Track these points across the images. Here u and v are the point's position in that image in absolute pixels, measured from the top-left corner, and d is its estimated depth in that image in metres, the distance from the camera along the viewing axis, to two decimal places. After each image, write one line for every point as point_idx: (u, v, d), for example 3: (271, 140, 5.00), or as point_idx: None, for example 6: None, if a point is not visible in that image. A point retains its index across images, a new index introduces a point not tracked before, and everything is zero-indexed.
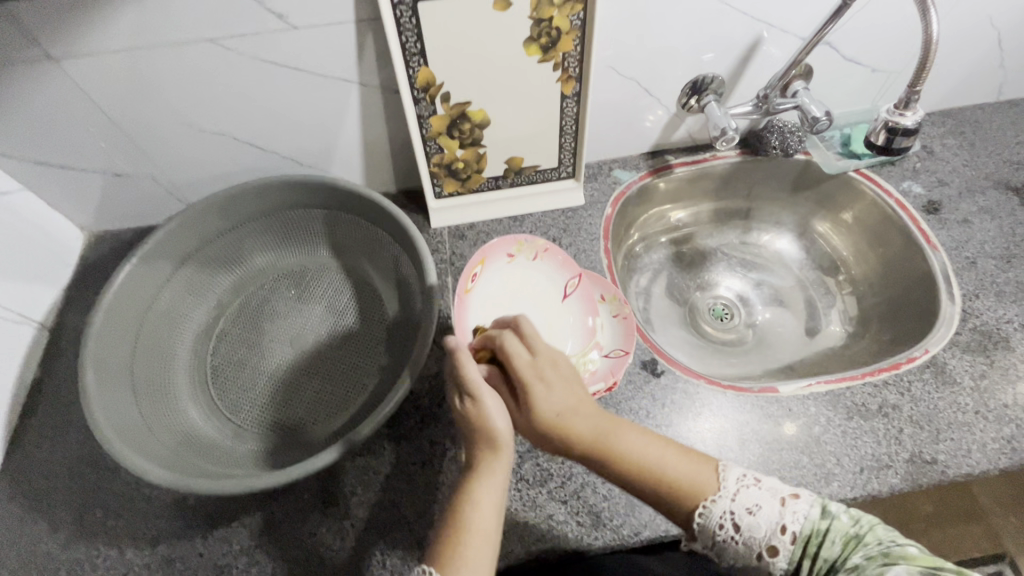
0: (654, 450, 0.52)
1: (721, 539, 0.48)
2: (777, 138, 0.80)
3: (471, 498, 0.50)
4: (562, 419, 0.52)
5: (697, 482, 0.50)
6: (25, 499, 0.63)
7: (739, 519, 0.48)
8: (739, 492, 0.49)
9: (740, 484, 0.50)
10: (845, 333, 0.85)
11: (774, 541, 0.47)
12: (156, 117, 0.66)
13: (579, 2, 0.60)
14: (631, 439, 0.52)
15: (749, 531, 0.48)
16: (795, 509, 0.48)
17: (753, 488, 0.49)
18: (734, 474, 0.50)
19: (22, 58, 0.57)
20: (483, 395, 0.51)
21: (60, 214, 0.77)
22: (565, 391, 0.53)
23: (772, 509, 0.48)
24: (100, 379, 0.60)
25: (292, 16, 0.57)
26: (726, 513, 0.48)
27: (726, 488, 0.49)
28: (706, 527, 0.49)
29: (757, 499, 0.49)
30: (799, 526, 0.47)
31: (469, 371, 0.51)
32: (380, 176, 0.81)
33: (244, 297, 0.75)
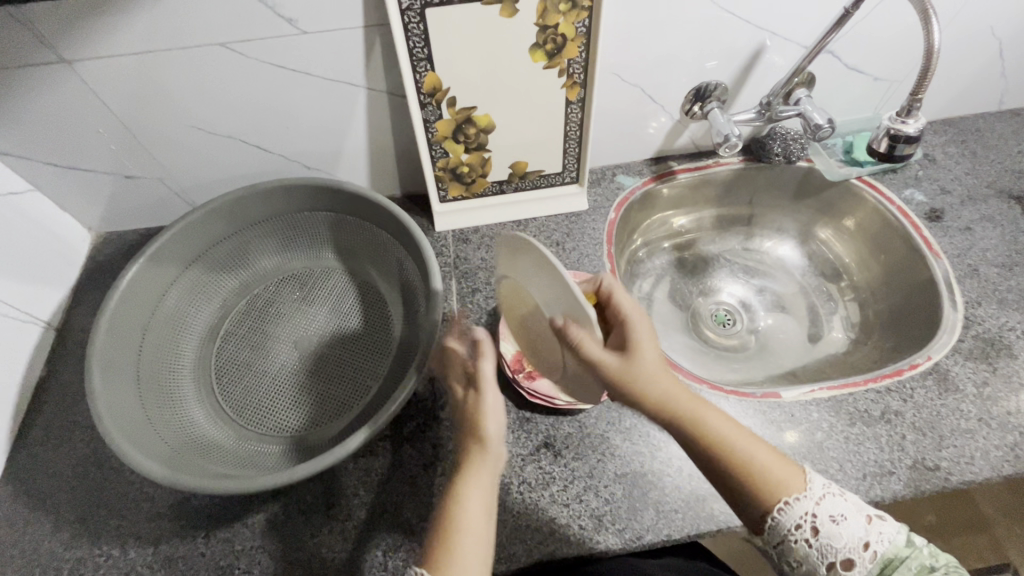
0: (742, 437, 0.52)
1: (793, 539, 0.49)
2: (780, 145, 0.82)
3: (460, 498, 0.50)
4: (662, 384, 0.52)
5: (780, 480, 0.50)
6: (28, 497, 0.63)
7: (820, 524, 0.48)
8: (825, 498, 0.49)
9: (827, 492, 0.50)
10: (847, 340, 0.85)
11: (853, 555, 0.48)
12: (165, 119, 0.67)
13: (584, 9, 0.61)
14: (720, 421, 0.52)
15: (827, 539, 0.48)
16: (880, 530, 0.49)
17: (839, 498, 0.50)
18: (820, 481, 0.51)
19: (37, 61, 0.58)
20: (487, 391, 0.53)
21: (68, 214, 0.77)
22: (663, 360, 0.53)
23: (858, 523, 0.49)
24: (105, 379, 0.60)
25: (301, 21, 0.58)
26: (808, 515, 0.49)
27: (812, 489, 0.50)
28: (782, 525, 0.49)
29: (842, 510, 0.49)
30: (882, 546, 0.48)
31: (483, 365, 0.54)
32: (385, 179, 0.81)
33: (249, 299, 0.76)
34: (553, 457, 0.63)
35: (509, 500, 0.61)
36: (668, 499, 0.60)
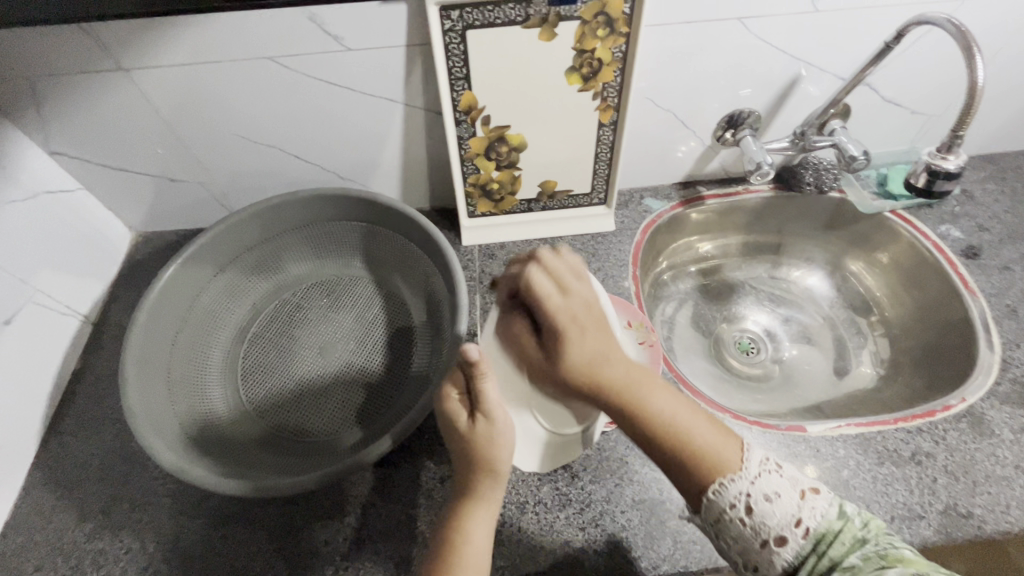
0: (681, 415, 0.47)
1: (731, 519, 0.46)
2: (812, 174, 0.82)
3: (469, 527, 0.47)
4: (591, 370, 0.47)
5: (716, 457, 0.46)
6: (56, 486, 0.65)
7: (754, 503, 0.45)
8: (761, 476, 0.46)
9: (763, 468, 0.47)
10: (876, 375, 0.82)
11: (784, 532, 0.45)
12: (210, 127, 0.69)
13: (622, 35, 0.62)
14: (665, 399, 0.47)
15: (761, 517, 0.45)
16: (813, 505, 0.46)
17: (774, 474, 0.47)
18: (758, 455, 0.47)
19: (96, 67, 0.61)
20: (498, 417, 0.48)
21: (111, 213, 0.80)
22: (592, 350, 0.47)
23: (791, 500, 0.46)
24: (138, 375, 0.62)
25: (347, 39, 0.60)
26: (739, 495, 0.45)
27: (746, 469, 0.46)
28: (715, 506, 0.46)
29: (777, 487, 0.46)
30: (814, 521, 0.45)
31: (489, 386, 0.48)
32: (416, 192, 0.83)
33: (278, 303, 0.78)
34: (570, 478, 0.63)
35: (524, 520, 0.60)
36: (686, 530, 0.59)
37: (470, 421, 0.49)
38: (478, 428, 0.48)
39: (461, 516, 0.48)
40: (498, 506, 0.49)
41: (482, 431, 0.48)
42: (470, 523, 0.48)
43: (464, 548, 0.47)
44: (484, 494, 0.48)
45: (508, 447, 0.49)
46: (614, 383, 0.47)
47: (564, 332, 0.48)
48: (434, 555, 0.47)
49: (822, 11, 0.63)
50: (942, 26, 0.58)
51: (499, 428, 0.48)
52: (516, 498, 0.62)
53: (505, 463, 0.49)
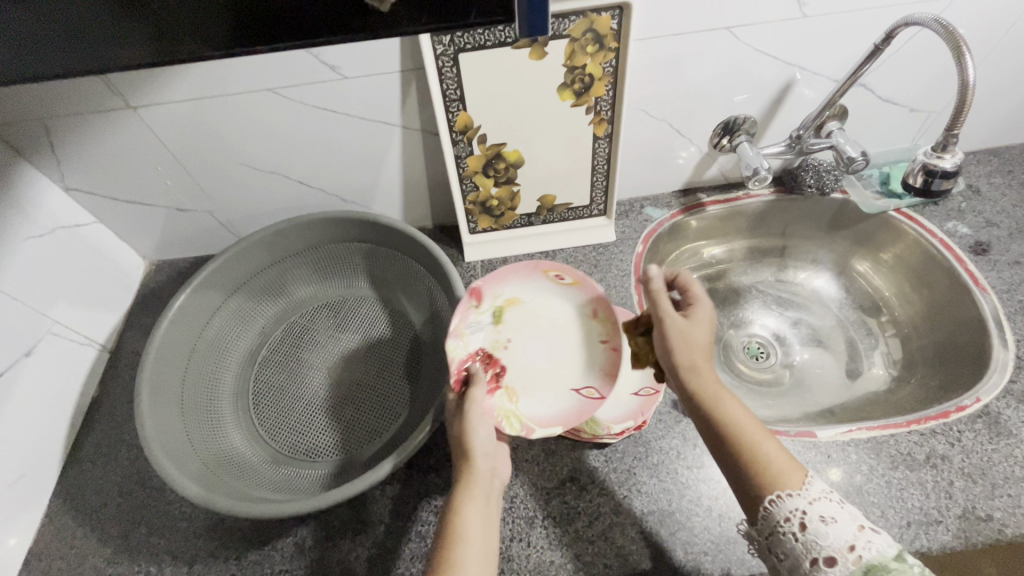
0: (752, 427, 0.52)
1: (783, 533, 0.48)
2: (812, 176, 0.80)
3: (457, 509, 0.52)
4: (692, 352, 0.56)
5: (780, 473, 0.50)
6: (77, 512, 0.67)
7: (808, 521, 0.47)
8: (821, 500, 0.48)
9: (823, 494, 0.48)
10: (889, 377, 0.81)
11: (835, 553, 0.45)
12: (216, 158, 0.72)
13: (611, 50, 0.63)
14: (740, 409, 0.54)
15: (813, 536, 0.46)
16: (871, 539, 0.46)
17: (836, 504, 0.48)
18: (822, 485, 0.49)
19: (107, 106, 0.63)
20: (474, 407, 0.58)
21: (125, 244, 0.83)
22: (703, 338, 0.57)
23: (847, 528, 0.46)
24: (153, 402, 0.64)
25: (343, 68, 0.62)
26: (795, 511, 0.48)
27: (808, 490, 0.48)
28: (770, 517, 0.49)
29: (835, 515, 0.47)
30: (868, 553, 0.45)
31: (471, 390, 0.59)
32: (418, 211, 0.84)
33: (287, 325, 0.79)
34: (578, 491, 0.63)
35: (533, 535, 0.60)
36: (697, 540, 0.59)
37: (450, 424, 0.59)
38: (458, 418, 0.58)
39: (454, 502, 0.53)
40: (482, 494, 0.54)
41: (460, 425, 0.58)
42: (459, 504, 0.52)
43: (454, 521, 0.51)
44: (469, 478, 0.54)
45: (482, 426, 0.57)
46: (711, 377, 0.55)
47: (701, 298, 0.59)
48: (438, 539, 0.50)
49: (811, 16, 0.64)
50: (930, 26, 0.58)
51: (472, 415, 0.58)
52: (524, 512, 0.61)
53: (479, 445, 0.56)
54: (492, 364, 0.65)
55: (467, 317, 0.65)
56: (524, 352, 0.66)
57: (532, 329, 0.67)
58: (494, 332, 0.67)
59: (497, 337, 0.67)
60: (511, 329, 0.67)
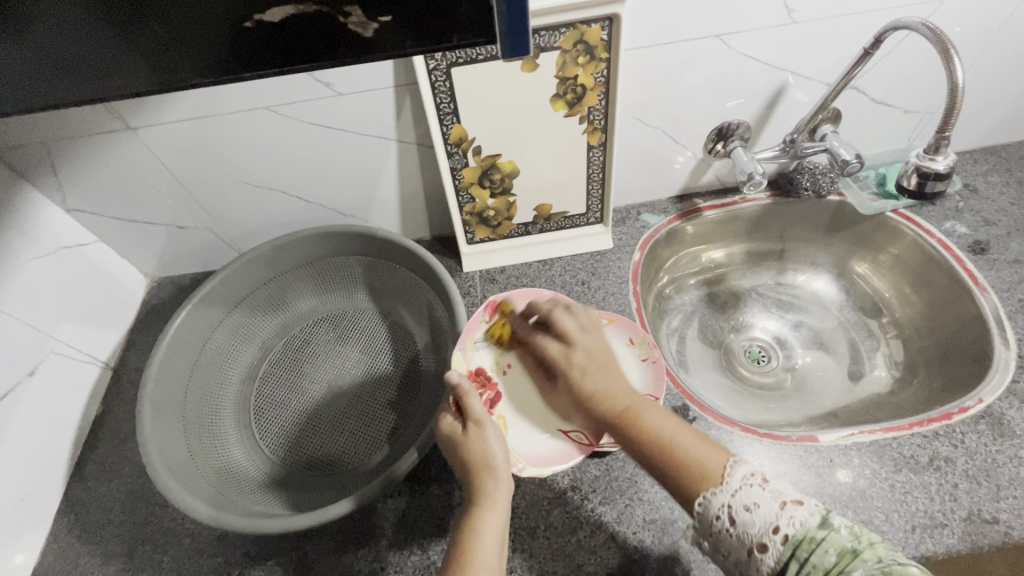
0: (671, 429, 0.50)
1: (717, 532, 0.44)
2: (808, 179, 0.80)
3: (477, 522, 0.50)
4: (595, 395, 0.56)
5: (705, 465, 0.47)
6: (81, 531, 0.67)
7: (736, 515, 0.43)
8: (741, 489, 0.44)
9: (744, 483, 0.44)
10: (892, 379, 0.81)
11: (765, 540, 0.42)
12: (215, 176, 0.73)
13: (602, 61, 0.63)
14: (656, 413, 0.52)
15: (743, 527, 0.43)
16: (794, 514, 0.42)
17: (757, 487, 0.44)
18: (741, 473, 0.45)
19: (106, 128, 0.64)
20: (487, 423, 0.55)
21: (127, 261, 0.84)
22: (602, 374, 0.57)
23: (769, 509, 0.43)
24: (155, 419, 0.64)
25: (338, 85, 0.63)
26: (722, 507, 0.44)
27: (727, 483, 0.45)
28: (704, 519, 0.45)
29: (755, 499, 0.43)
30: (793, 530, 0.41)
31: (473, 401, 0.55)
32: (416, 222, 0.85)
33: (287, 339, 0.80)
34: (581, 500, 0.62)
35: (535, 546, 0.60)
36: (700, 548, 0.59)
37: (459, 435, 0.55)
38: (471, 436, 0.54)
39: (470, 514, 0.51)
40: (502, 501, 0.52)
41: (473, 438, 0.54)
42: (478, 516, 0.50)
43: (473, 544, 0.48)
44: (487, 490, 0.52)
45: (497, 446, 0.54)
46: (617, 405, 0.54)
47: (567, 331, 0.61)
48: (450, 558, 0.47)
49: (801, 22, 0.64)
50: (917, 29, 0.59)
51: (487, 432, 0.54)
52: (526, 524, 0.61)
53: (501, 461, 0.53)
54: (486, 386, 0.68)
55: (475, 334, 0.69)
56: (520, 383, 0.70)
57: (531, 361, 0.71)
58: (495, 356, 0.71)
59: (497, 362, 0.70)
60: (512, 355, 0.71)
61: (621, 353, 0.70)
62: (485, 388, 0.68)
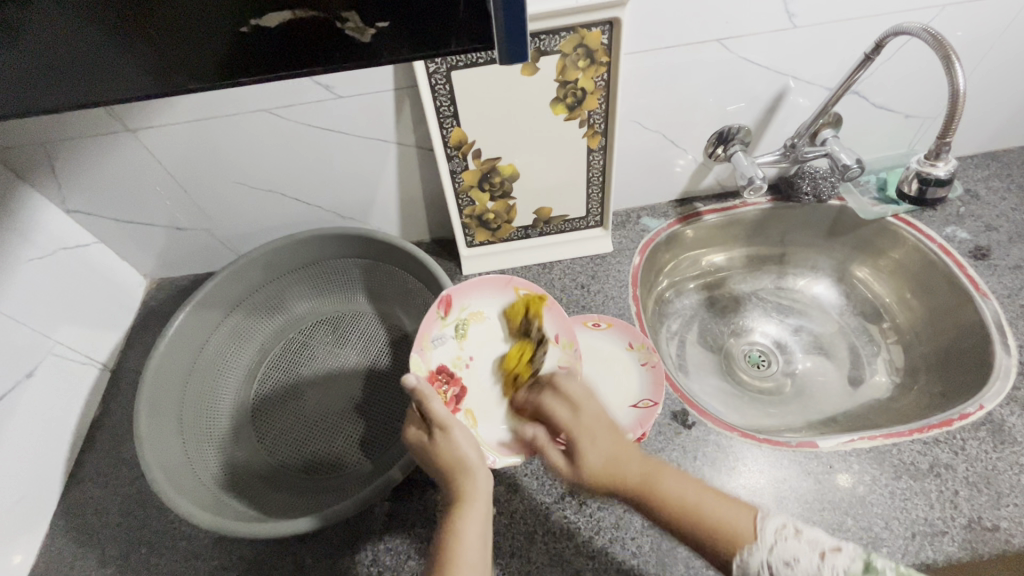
0: (692, 492, 0.49)
1: None
2: (808, 184, 0.80)
3: (458, 527, 0.49)
4: (607, 472, 0.52)
5: (733, 525, 0.46)
6: (77, 532, 0.67)
7: (775, 573, 0.43)
8: (776, 544, 0.44)
9: (777, 536, 0.44)
10: (892, 385, 0.80)
11: None
12: (214, 178, 0.73)
13: (602, 65, 0.63)
14: (678, 481, 0.50)
15: None
16: (835, 564, 0.42)
17: (792, 539, 0.44)
18: (772, 526, 0.45)
19: (106, 130, 0.64)
20: (453, 426, 0.53)
21: (126, 263, 0.84)
22: (611, 443, 0.54)
23: (811, 562, 0.42)
24: (152, 422, 0.64)
25: (337, 87, 0.63)
26: (763, 565, 0.43)
27: (762, 539, 0.44)
28: None
29: (794, 553, 0.43)
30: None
31: (435, 406, 0.53)
32: (416, 225, 0.85)
33: (285, 341, 0.80)
34: (578, 505, 0.62)
35: (533, 551, 0.60)
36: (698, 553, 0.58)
37: (429, 441, 0.53)
38: (439, 441, 0.53)
39: (451, 518, 0.50)
40: (483, 503, 0.51)
41: (441, 443, 0.53)
42: (458, 523, 0.49)
43: (453, 548, 0.48)
44: (465, 493, 0.51)
45: (467, 445, 0.53)
46: (634, 476, 0.51)
47: (573, 399, 0.58)
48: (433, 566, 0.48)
49: (801, 27, 0.64)
50: (919, 35, 0.58)
51: (455, 434, 0.53)
52: (524, 528, 0.61)
53: (474, 460, 0.52)
54: (451, 381, 0.65)
55: (432, 330, 0.66)
56: (487, 374, 0.67)
57: (495, 346, 0.69)
58: (457, 348, 0.67)
59: (461, 354, 0.67)
60: (475, 346, 0.68)
61: (620, 356, 0.70)
62: (449, 384, 0.65)
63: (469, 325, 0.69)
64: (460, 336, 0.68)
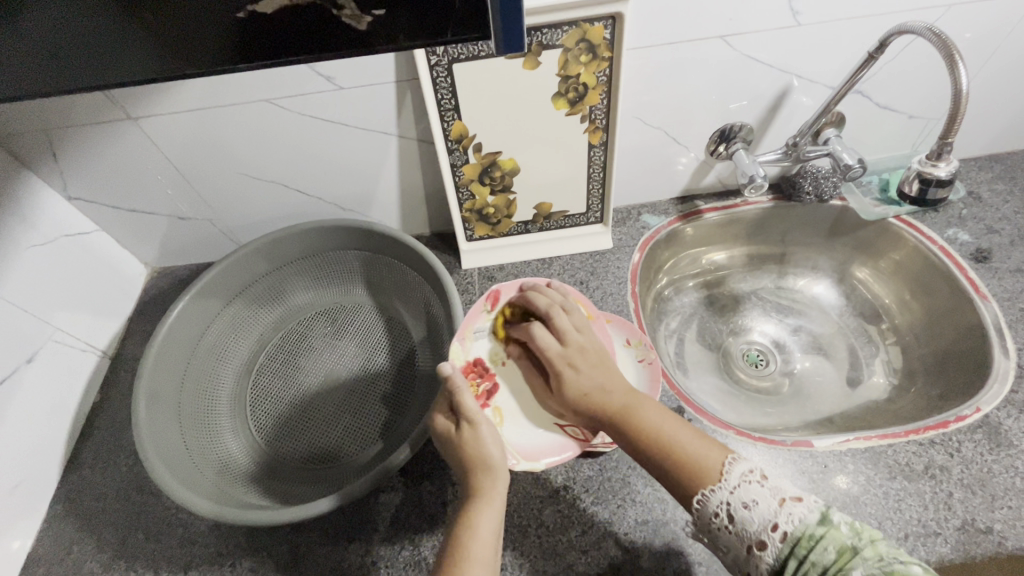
0: (669, 424, 0.52)
1: (716, 528, 0.46)
2: (810, 183, 0.80)
3: (472, 521, 0.49)
4: (586, 396, 0.56)
5: (702, 462, 0.49)
6: (75, 517, 0.67)
7: (734, 511, 0.45)
8: (739, 487, 0.46)
9: (742, 479, 0.47)
10: (890, 386, 0.80)
11: (763, 537, 0.43)
12: (216, 168, 0.73)
13: (605, 60, 0.63)
14: (657, 413, 0.53)
15: (742, 523, 0.45)
16: (792, 511, 0.44)
17: (755, 485, 0.46)
18: (739, 469, 0.47)
19: (108, 118, 0.64)
20: (481, 421, 0.54)
21: (127, 251, 0.84)
22: (596, 375, 0.57)
23: (768, 506, 0.45)
24: (150, 410, 0.64)
25: (339, 79, 0.63)
26: (721, 504, 0.46)
27: (726, 480, 0.47)
28: (703, 515, 0.47)
29: (754, 496, 0.45)
30: (792, 526, 0.43)
31: (466, 398, 0.55)
32: (416, 218, 0.85)
33: (284, 332, 0.80)
34: (572, 500, 0.62)
35: (526, 544, 0.60)
36: (690, 550, 0.58)
37: (455, 435, 0.54)
38: (465, 435, 0.53)
39: (467, 513, 0.50)
40: (499, 502, 0.51)
41: (468, 437, 0.53)
42: (474, 517, 0.49)
43: (466, 538, 0.48)
44: (483, 489, 0.51)
45: (494, 443, 0.53)
46: (614, 404, 0.55)
47: (563, 330, 0.60)
48: (443, 553, 0.48)
49: (805, 24, 0.64)
50: (922, 34, 0.58)
51: (482, 430, 0.53)
52: (518, 522, 0.61)
53: (497, 457, 0.53)
54: (484, 375, 0.65)
55: (475, 323, 0.67)
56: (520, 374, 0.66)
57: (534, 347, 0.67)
58: (495, 343, 0.67)
59: (498, 350, 0.67)
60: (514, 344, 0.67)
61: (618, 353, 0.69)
62: (484, 378, 0.65)
63: (511, 323, 0.68)
64: (498, 332, 0.67)
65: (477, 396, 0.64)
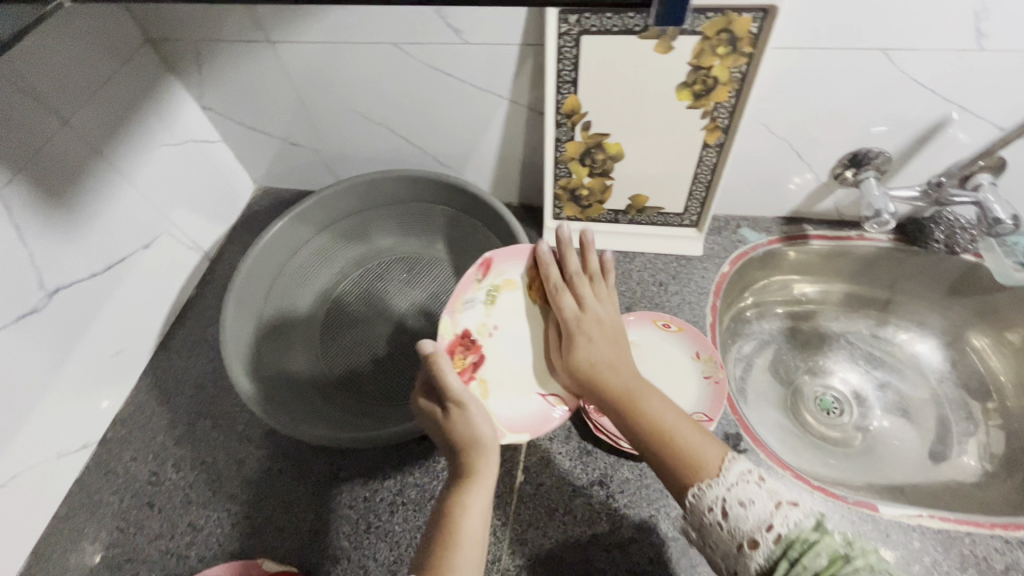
0: (671, 417, 0.49)
1: (708, 525, 0.44)
2: (944, 231, 0.73)
3: (465, 503, 0.48)
4: (595, 373, 0.52)
5: (699, 457, 0.46)
6: (158, 393, 0.75)
7: (728, 508, 0.43)
8: (737, 484, 0.44)
9: (741, 478, 0.44)
10: (981, 471, 0.72)
11: (757, 536, 0.41)
12: (332, 102, 0.76)
13: (744, 55, 0.58)
14: (662, 405, 0.49)
15: (733, 523, 0.43)
16: (788, 514, 0.42)
17: (753, 484, 0.44)
18: (740, 466, 0.45)
19: (249, 38, 0.68)
20: (469, 402, 0.51)
21: (240, 165, 0.90)
22: (608, 350, 0.53)
23: (765, 507, 0.42)
24: (236, 315, 0.69)
25: (466, 33, 0.62)
26: (716, 499, 0.44)
27: (724, 476, 0.44)
28: (695, 508, 0.45)
29: (751, 495, 0.43)
30: (787, 529, 0.41)
31: (450, 379, 0.51)
32: (508, 185, 0.85)
33: (362, 270, 0.83)
34: (604, 498, 0.61)
35: (550, 527, 0.60)
36: None
37: (444, 416, 0.52)
38: (455, 418, 0.51)
39: (456, 494, 0.49)
40: (492, 483, 0.50)
41: (455, 417, 0.51)
42: (466, 499, 0.48)
43: (458, 521, 0.47)
44: (475, 470, 0.50)
45: (486, 422, 0.52)
46: (620, 386, 0.51)
47: (584, 296, 0.56)
48: (433, 538, 0.47)
49: (989, 51, 0.56)
50: None
51: (472, 412, 0.51)
52: (546, 504, 0.61)
53: (488, 439, 0.51)
54: (472, 348, 0.63)
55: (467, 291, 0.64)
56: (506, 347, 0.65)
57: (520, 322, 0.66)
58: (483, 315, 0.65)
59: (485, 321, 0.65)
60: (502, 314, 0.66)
61: (684, 364, 0.68)
62: (470, 352, 0.63)
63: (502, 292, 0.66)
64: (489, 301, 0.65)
65: (464, 369, 0.62)
